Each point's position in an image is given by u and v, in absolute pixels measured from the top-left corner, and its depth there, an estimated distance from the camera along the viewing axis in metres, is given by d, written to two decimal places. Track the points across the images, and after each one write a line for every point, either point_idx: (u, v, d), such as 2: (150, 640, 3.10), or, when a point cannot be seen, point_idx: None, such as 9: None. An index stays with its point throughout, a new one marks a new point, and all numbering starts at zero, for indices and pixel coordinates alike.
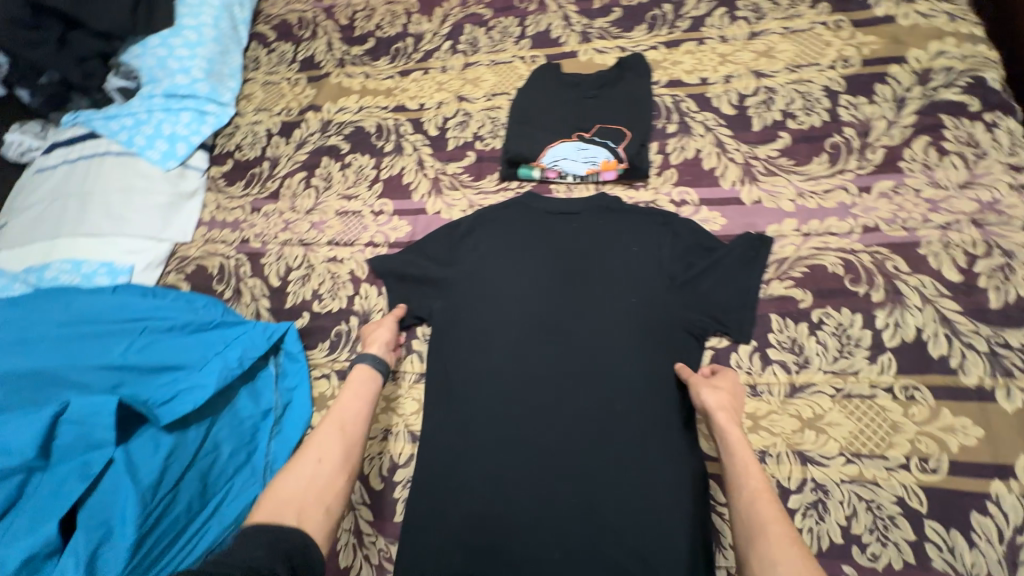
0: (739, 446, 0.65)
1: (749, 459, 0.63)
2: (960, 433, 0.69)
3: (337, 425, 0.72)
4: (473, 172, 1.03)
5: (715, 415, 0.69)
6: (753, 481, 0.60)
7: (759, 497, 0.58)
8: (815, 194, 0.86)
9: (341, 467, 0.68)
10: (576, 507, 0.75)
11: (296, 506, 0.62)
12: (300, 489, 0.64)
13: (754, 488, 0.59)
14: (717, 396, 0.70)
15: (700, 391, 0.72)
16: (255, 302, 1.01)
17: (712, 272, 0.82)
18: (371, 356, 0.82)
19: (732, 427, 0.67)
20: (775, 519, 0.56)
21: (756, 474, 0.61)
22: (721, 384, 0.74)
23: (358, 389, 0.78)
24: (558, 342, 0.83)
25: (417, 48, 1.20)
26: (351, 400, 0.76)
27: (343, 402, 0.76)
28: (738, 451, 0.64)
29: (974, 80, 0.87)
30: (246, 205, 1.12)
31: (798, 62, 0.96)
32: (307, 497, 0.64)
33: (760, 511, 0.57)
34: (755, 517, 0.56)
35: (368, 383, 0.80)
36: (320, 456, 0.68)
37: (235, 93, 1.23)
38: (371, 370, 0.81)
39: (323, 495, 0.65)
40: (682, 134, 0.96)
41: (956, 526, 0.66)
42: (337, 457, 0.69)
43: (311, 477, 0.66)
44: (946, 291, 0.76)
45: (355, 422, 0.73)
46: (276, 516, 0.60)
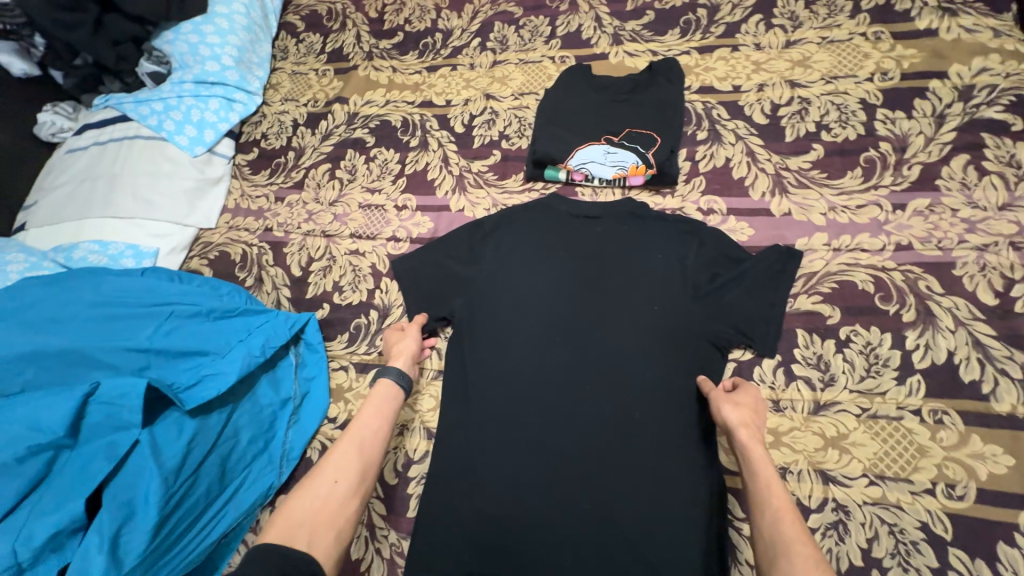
0: (763, 464, 0.64)
1: (773, 478, 0.62)
2: (989, 461, 0.67)
3: (356, 444, 0.70)
4: (498, 171, 1.03)
5: (736, 431, 0.69)
6: (776, 500, 0.59)
7: (783, 516, 0.57)
8: (847, 209, 0.85)
9: (356, 489, 0.66)
10: (589, 513, 0.74)
11: (308, 530, 0.60)
12: (313, 512, 0.61)
13: (777, 507, 0.58)
14: (739, 412, 0.69)
15: (723, 407, 0.71)
16: (276, 291, 1.02)
17: (738, 283, 0.81)
18: (394, 372, 0.80)
19: (755, 444, 0.66)
20: (800, 539, 0.55)
21: (780, 494, 0.60)
22: (743, 400, 0.72)
23: (378, 404, 0.76)
24: (577, 346, 0.82)
25: (445, 43, 1.19)
26: (372, 417, 0.74)
27: (363, 418, 0.73)
28: (761, 469, 0.63)
29: (1018, 99, 0.85)
30: (270, 194, 1.13)
31: (835, 73, 0.94)
32: (322, 518, 0.61)
33: (783, 532, 0.56)
34: (779, 538, 0.56)
35: (388, 399, 0.77)
36: (337, 477, 0.66)
37: (263, 83, 1.24)
38: (393, 385, 0.78)
39: (336, 518, 0.62)
40: (712, 142, 0.95)
41: (982, 556, 0.64)
42: (354, 477, 0.67)
43: (326, 498, 0.63)
44: (980, 315, 0.74)
45: (373, 440, 0.71)
46: (288, 538, 0.58)
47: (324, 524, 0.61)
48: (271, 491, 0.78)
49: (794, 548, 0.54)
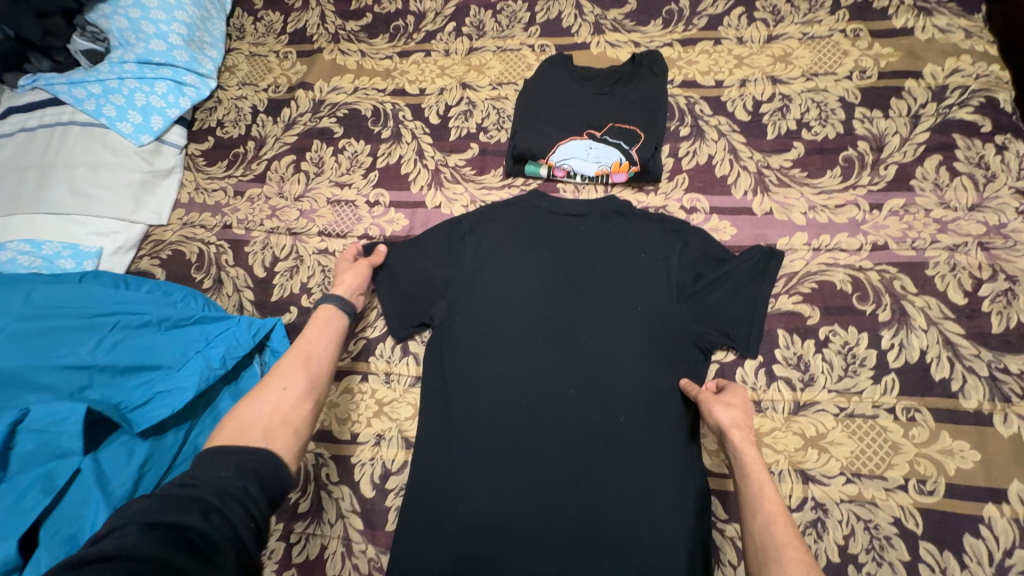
0: (755, 467, 0.64)
1: (763, 476, 0.63)
2: (957, 457, 0.70)
3: (302, 358, 0.68)
4: (476, 165, 0.98)
5: (731, 434, 0.68)
6: (767, 502, 0.60)
7: (775, 519, 0.58)
8: (826, 208, 0.85)
9: (307, 392, 0.65)
10: (577, 520, 0.73)
11: (262, 430, 0.59)
12: (265, 414, 0.60)
13: (768, 509, 0.59)
14: (731, 413, 0.69)
15: (715, 411, 0.70)
16: (238, 294, 0.95)
17: (722, 284, 0.80)
18: (335, 296, 0.76)
19: (748, 447, 0.66)
20: (791, 543, 0.56)
21: (772, 496, 0.60)
22: (732, 400, 0.72)
23: (322, 322, 0.73)
24: (563, 349, 0.80)
25: (418, 27, 1.12)
26: (316, 336, 0.71)
27: (307, 336, 0.71)
28: (755, 474, 0.63)
29: (987, 100, 0.87)
30: (228, 187, 1.04)
31: (815, 70, 0.94)
32: (273, 420, 0.60)
33: (776, 535, 0.57)
34: (767, 538, 0.57)
35: (332, 316, 0.75)
36: (285, 386, 0.64)
37: (216, 64, 1.14)
38: (335, 305, 0.76)
39: (291, 417, 0.62)
40: (695, 138, 0.93)
41: (950, 548, 0.67)
42: (303, 385, 0.65)
43: (276, 403, 0.62)
44: (950, 314, 0.76)
45: (321, 353, 0.69)
46: (242, 438, 0.57)
47: (278, 426, 0.60)
48: None
49: (787, 551, 0.55)
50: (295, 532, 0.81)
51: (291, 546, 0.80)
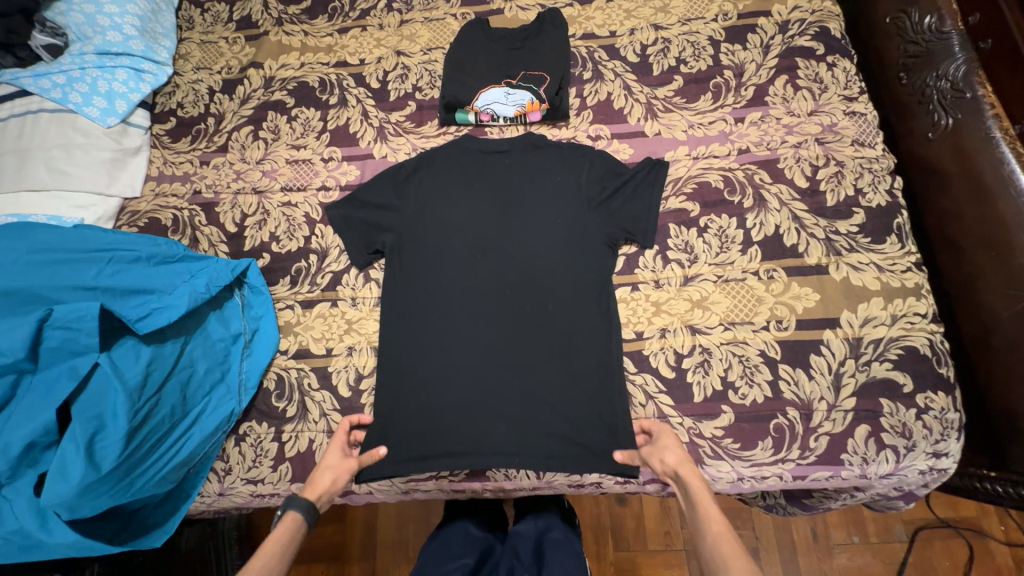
0: (702, 495, 0.75)
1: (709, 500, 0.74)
2: (804, 299, 0.90)
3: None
4: (415, 119, 1.14)
5: (679, 471, 0.79)
6: (716, 526, 0.71)
7: (721, 539, 0.69)
8: (702, 125, 1.05)
9: None
10: (519, 389, 0.90)
11: None
12: None
13: (717, 533, 0.70)
14: (676, 454, 0.80)
15: (661, 456, 0.81)
16: (213, 248, 1.08)
17: (622, 192, 0.99)
18: (300, 500, 0.80)
19: (695, 479, 0.77)
20: (735, 556, 0.67)
21: (717, 519, 0.72)
22: (667, 443, 0.83)
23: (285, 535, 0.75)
24: (498, 259, 0.98)
25: (353, 7, 1.27)
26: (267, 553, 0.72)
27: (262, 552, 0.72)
28: (700, 500, 0.75)
29: (821, 30, 1.09)
30: (194, 159, 1.16)
31: (689, 16, 1.13)
32: None
33: (729, 556, 0.67)
34: (722, 558, 0.68)
35: (291, 533, 0.76)
36: None
37: (171, 53, 1.25)
38: (299, 520, 0.78)
39: None
40: (596, 80, 1.11)
41: (800, 366, 0.87)
42: None
43: None
44: (797, 196, 0.97)
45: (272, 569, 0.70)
46: None
47: None
48: (233, 415, 0.90)
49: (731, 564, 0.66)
50: (286, 431, 0.92)
51: (284, 443, 0.91)
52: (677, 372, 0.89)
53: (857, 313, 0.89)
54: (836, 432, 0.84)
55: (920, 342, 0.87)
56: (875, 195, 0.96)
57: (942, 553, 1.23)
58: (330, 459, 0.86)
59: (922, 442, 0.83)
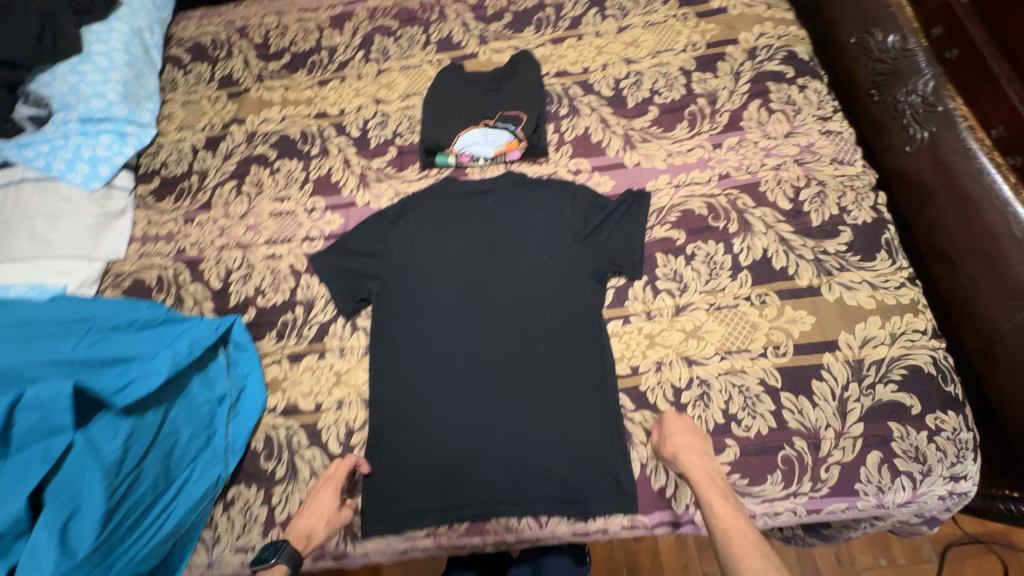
0: (709, 493, 0.76)
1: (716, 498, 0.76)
2: (799, 323, 0.88)
3: None
4: (396, 165, 1.14)
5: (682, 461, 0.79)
6: (729, 527, 0.73)
7: (736, 541, 0.72)
8: (681, 153, 1.05)
9: None
10: (514, 433, 0.87)
11: None
12: None
13: (732, 534, 0.72)
14: (677, 443, 0.80)
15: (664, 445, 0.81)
16: (198, 306, 1.06)
17: (607, 225, 0.99)
18: (290, 551, 0.77)
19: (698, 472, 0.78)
20: (752, 557, 0.70)
21: (729, 518, 0.74)
22: (673, 428, 0.82)
23: None
24: (486, 298, 0.97)
25: (332, 60, 1.31)
26: None
27: None
28: (708, 498, 0.76)
29: (788, 54, 1.11)
30: (178, 217, 1.16)
31: (658, 49, 1.16)
32: None
33: (744, 555, 0.70)
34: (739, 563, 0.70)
35: None
36: None
37: (155, 114, 1.28)
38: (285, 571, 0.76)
39: None
40: (572, 115, 1.12)
41: (802, 393, 0.84)
42: None
43: None
44: (782, 218, 0.96)
45: None
46: None
47: None
48: (220, 481, 0.86)
49: (745, 563, 0.70)
50: (275, 494, 0.88)
51: (273, 508, 0.87)
52: (676, 407, 0.87)
53: (855, 334, 0.87)
54: (847, 460, 0.80)
55: (923, 360, 0.84)
56: (860, 212, 0.95)
57: (976, 573, 1.16)
58: (323, 503, 0.83)
59: (937, 466, 0.79)
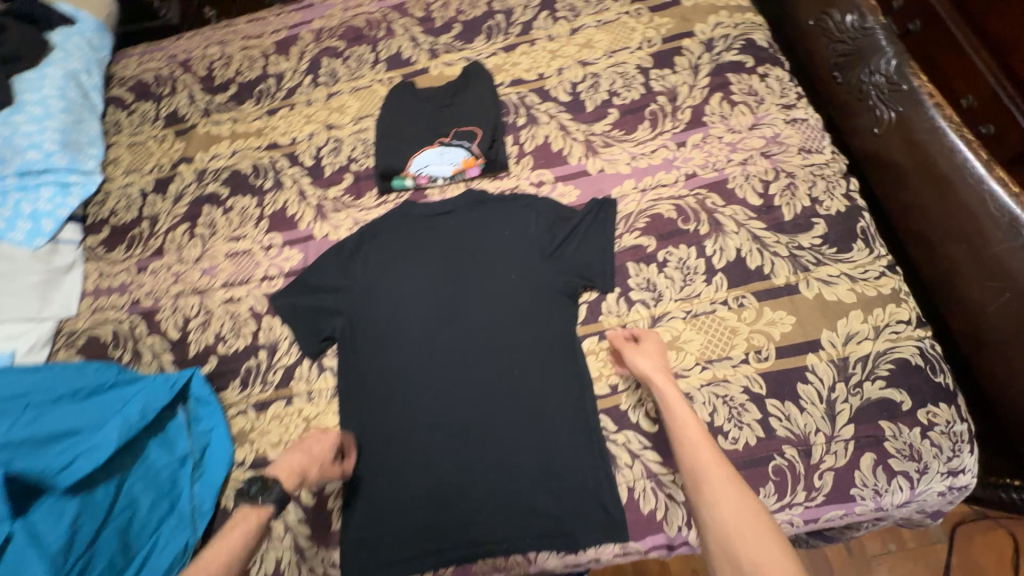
0: (674, 402, 0.76)
1: (692, 416, 0.74)
2: (779, 324, 0.85)
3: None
4: (353, 192, 1.10)
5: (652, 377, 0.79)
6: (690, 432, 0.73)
7: (697, 445, 0.71)
8: (645, 155, 1.01)
9: None
10: (494, 466, 0.83)
11: None
12: None
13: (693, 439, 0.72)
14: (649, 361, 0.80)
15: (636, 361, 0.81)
16: (157, 359, 1.01)
17: (574, 237, 0.95)
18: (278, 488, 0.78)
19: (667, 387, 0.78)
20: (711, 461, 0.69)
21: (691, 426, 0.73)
22: (647, 349, 0.83)
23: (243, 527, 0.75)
24: (455, 325, 0.92)
25: (279, 87, 1.26)
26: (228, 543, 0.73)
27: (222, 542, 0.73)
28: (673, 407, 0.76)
29: (746, 42, 1.08)
30: (131, 267, 1.11)
31: (614, 48, 1.12)
32: None
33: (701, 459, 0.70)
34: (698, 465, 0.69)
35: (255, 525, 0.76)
36: None
37: (99, 160, 1.22)
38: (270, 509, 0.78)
39: None
40: (531, 125, 1.08)
41: (788, 398, 0.81)
42: None
43: None
44: (753, 214, 0.93)
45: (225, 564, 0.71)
46: None
47: None
48: (189, 548, 0.81)
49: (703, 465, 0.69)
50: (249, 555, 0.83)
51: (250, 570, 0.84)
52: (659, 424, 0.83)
53: (838, 331, 0.83)
54: (840, 465, 0.77)
55: (910, 352, 0.81)
56: (832, 201, 0.92)
57: (988, 549, 1.14)
58: (316, 447, 0.84)
59: (934, 463, 0.76)
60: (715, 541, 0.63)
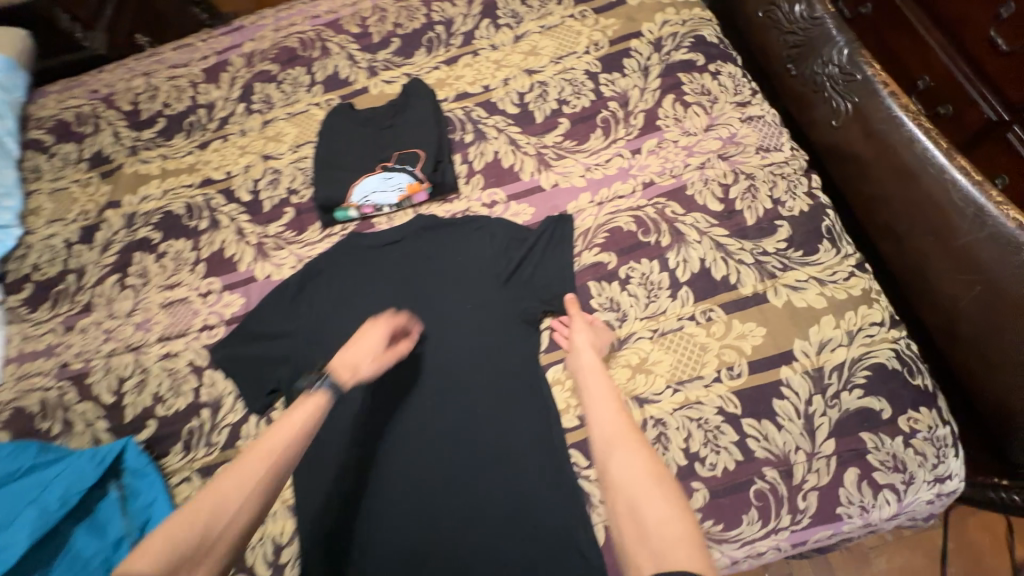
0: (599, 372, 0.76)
1: (610, 387, 0.75)
2: (750, 337, 0.80)
3: (265, 459, 0.64)
4: (295, 227, 1.02)
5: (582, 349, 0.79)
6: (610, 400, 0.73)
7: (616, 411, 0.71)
8: (599, 166, 0.96)
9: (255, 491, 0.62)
10: (460, 514, 0.78)
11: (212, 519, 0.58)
12: (220, 511, 0.59)
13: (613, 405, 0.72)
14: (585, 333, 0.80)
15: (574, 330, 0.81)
16: (90, 428, 0.91)
17: (531, 259, 0.90)
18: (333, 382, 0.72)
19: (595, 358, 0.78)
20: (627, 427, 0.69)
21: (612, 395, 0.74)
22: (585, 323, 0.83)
23: (310, 409, 0.70)
24: (410, 364, 0.86)
25: (211, 117, 1.18)
26: (288, 425, 0.68)
27: (282, 424, 0.68)
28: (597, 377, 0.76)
29: (696, 39, 1.04)
30: (57, 326, 1.02)
31: (560, 54, 1.07)
32: (227, 516, 0.59)
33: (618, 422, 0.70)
34: (616, 429, 0.69)
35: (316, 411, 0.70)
36: (243, 497, 0.61)
37: (16, 212, 1.12)
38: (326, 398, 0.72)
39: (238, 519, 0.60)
40: (479, 141, 1.02)
41: (765, 416, 0.76)
42: (255, 486, 0.62)
43: (228, 510, 0.59)
44: (714, 221, 0.88)
45: (289, 447, 0.66)
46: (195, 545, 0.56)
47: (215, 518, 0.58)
48: None
49: (621, 428, 0.69)
50: None
51: None
52: None
53: (810, 339, 0.79)
54: (824, 484, 0.73)
55: (885, 356, 0.77)
56: (795, 201, 0.88)
57: (981, 530, 1.09)
58: (369, 342, 0.78)
59: (919, 471, 0.72)
60: (622, 498, 0.62)
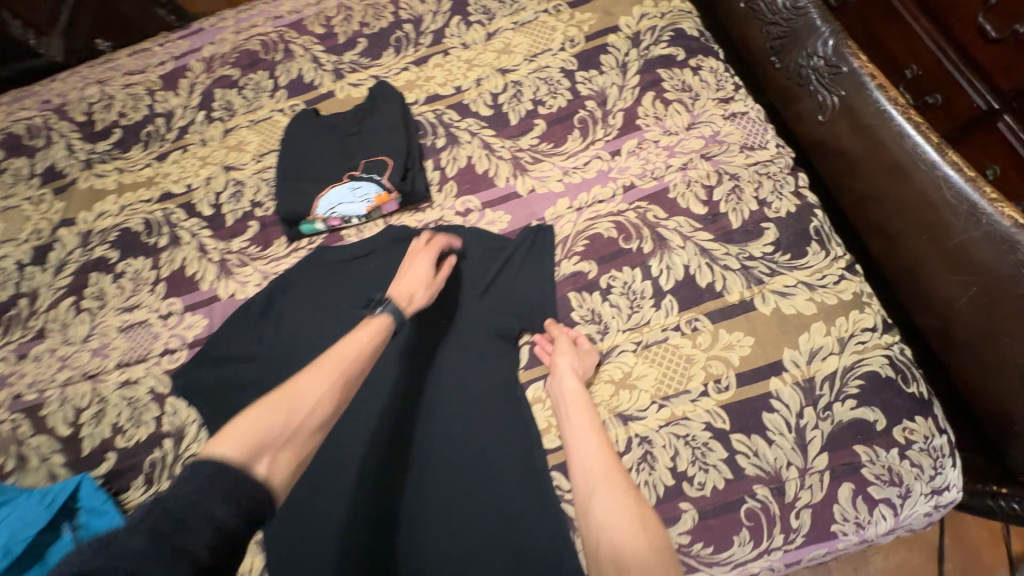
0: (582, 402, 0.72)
1: (591, 422, 0.71)
2: (737, 347, 0.77)
3: (334, 368, 0.64)
4: (260, 241, 0.97)
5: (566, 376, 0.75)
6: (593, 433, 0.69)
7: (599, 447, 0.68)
8: (577, 169, 0.92)
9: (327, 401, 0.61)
10: (438, 546, 0.73)
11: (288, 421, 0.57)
12: (293, 412, 0.58)
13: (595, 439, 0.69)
14: (569, 359, 0.76)
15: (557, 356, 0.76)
16: (45, 463, 0.86)
17: (506, 270, 0.85)
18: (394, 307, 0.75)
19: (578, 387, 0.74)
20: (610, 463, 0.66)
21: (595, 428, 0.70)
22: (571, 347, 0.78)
23: (374, 329, 0.71)
24: (382, 386, 0.81)
25: (169, 127, 1.12)
26: (351, 340, 0.68)
27: (343, 341, 0.68)
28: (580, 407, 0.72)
29: (676, 32, 0.99)
30: (9, 355, 0.96)
31: (534, 51, 1.02)
32: (298, 416, 0.58)
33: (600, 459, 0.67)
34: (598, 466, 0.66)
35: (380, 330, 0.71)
36: (316, 405, 0.60)
37: None
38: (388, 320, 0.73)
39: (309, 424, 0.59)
40: (451, 146, 0.97)
41: (755, 431, 0.72)
42: (322, 399, 0.61)
43: (298, 419, 0.58)
44: (698, 225, 0.84)
45: (354, 360, 0.66)
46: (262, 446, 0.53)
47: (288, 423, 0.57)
48: None
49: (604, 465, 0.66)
50: None
51: None
52: None
53: (800, 348, 0.75)
54: (817, 501, 0.69)
55: (878, 363, 0.74)
56: (781, 202, 0.84)
57: (982, 526, 1.06)
58: (418, 271, 0.80)
59: (916, 484, 0.69)
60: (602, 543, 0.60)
